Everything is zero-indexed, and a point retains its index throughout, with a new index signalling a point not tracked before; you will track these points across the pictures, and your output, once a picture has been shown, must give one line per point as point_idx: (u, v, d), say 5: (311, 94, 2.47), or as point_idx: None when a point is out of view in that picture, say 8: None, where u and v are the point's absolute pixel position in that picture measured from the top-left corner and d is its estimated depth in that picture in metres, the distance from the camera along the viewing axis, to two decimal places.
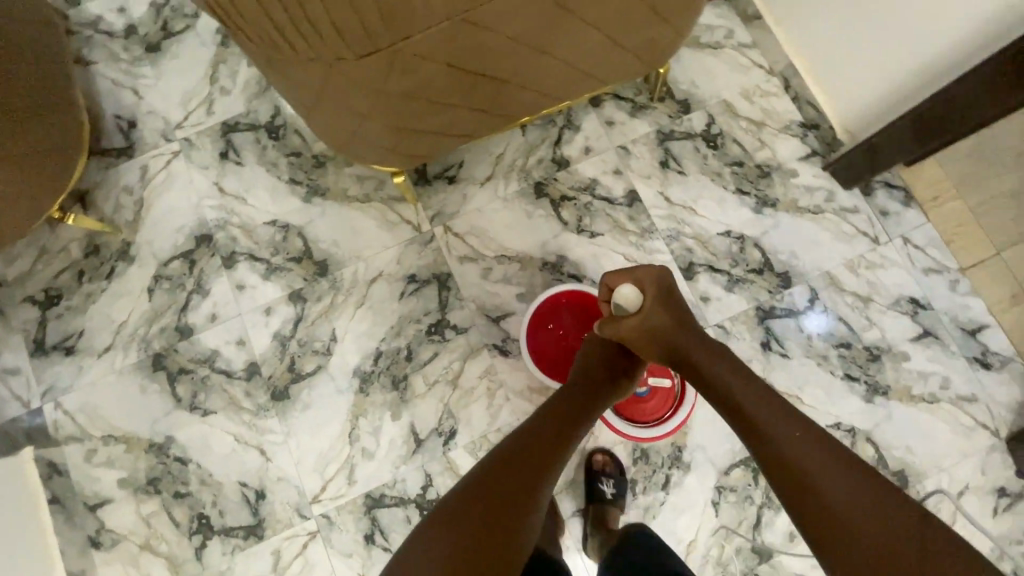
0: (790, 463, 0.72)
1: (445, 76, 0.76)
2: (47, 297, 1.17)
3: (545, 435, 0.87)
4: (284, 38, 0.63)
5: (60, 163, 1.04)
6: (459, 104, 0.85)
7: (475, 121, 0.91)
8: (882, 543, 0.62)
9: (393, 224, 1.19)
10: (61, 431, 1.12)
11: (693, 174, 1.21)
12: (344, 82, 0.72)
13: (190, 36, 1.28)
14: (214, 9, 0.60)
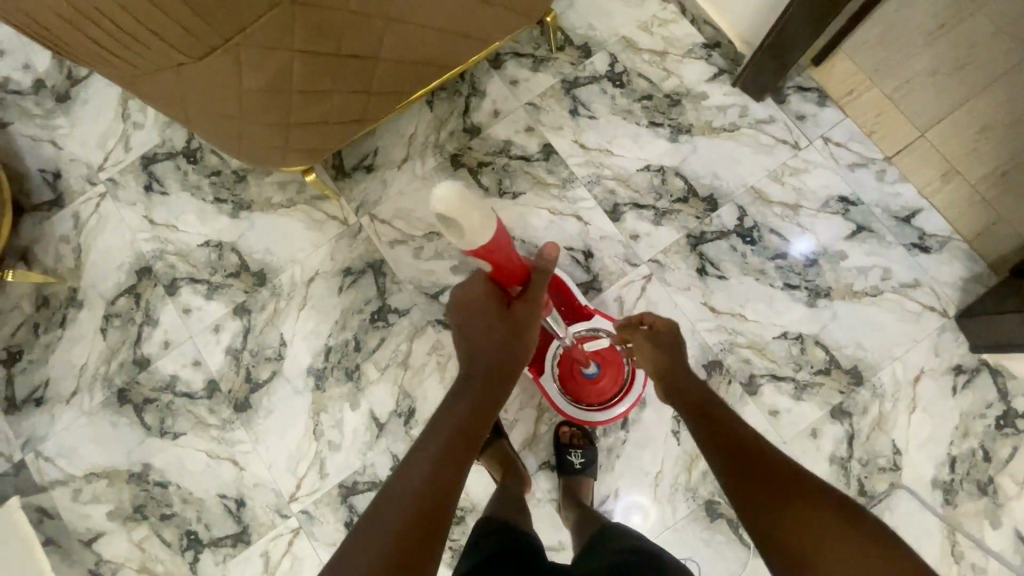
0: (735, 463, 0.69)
1: (303, 65, 0.77)
2: (9, 355, 1.22)
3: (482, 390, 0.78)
4: (119, 53, 0.65)
5: None
6: (335, 91, 0.86)
7: (360, 104, 0.92)
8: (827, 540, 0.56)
9: (320, 223, 1.21)
10: (45, 477, 1.17)
11: (604, 117, 1.21)
12: (198, 88, 0.74)
13: (96, 80, 1.31)
14: (48, 38, 0.64)
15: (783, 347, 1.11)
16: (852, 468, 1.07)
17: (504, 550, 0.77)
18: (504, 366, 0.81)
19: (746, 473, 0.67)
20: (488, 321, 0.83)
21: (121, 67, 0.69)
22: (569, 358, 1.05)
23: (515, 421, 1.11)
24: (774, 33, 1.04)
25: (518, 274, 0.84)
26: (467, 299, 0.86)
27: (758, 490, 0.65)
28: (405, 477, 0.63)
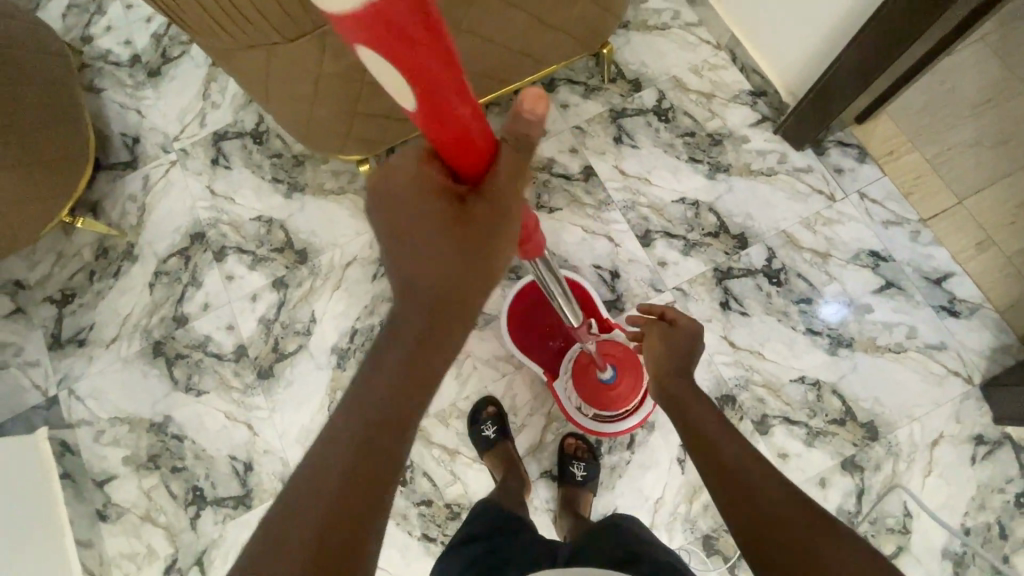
0: (737, 473, 0.67)
1: None
2: (63, 297, 1.31)
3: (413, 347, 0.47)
4: (221, 28, 0.74)
5: (70, 166, 1.23)
6: None
7: None
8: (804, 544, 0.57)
9: (365, 212, 1.28)
10: (74, 415, 1.23)
11: (646, 148, 1.26)
12: (283, 69, 0.82)
13: (186, 61, 1.43)
14: (165, 10, 0.73)
15: (799, 391, 1.11)
16: (859, 524, 1.04)
17: (494, 534, 0.80)
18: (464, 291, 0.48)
19: (731, 493, 0.65)
20: (434, 231, 0.47)
21: (216, 36, 0.77)
22: (584, 362, 1.06)
23: (523, 425, 1.13)
24: (820, 85, 1.08)
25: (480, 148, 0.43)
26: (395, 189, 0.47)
27: (743, 509, 0.63)
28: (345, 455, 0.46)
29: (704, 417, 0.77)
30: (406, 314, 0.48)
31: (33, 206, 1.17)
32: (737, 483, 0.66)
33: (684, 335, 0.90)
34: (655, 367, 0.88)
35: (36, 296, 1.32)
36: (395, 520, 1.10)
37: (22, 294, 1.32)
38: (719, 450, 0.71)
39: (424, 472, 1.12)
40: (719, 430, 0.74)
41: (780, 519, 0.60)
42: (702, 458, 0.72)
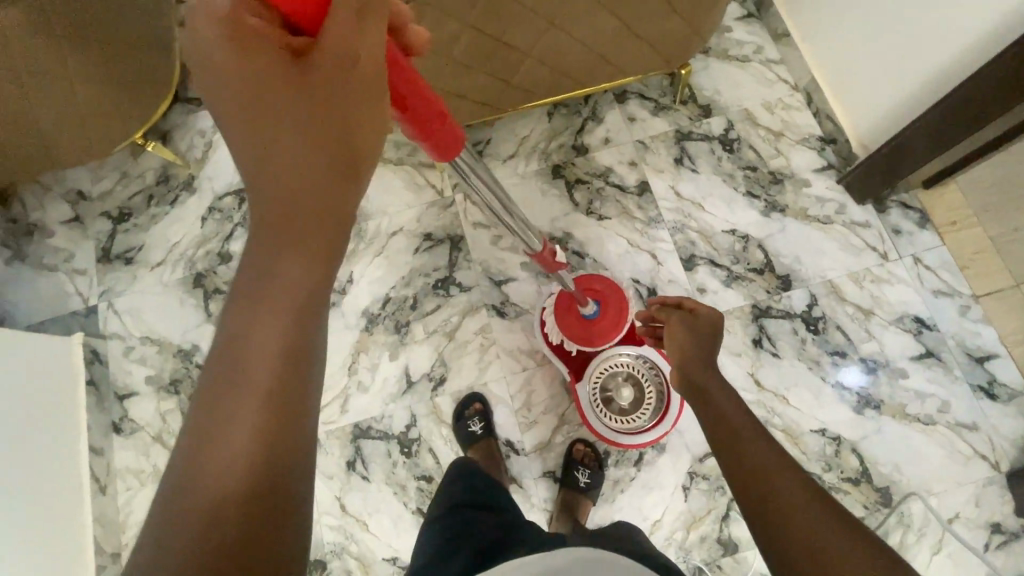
0: (756, 467, 0.67)
1: (470, 37, 0.89)
2: (120, 214, 1.36)
3: (286, 257, 0.43)
4: None
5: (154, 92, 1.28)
6: (481, 70, 0.98)
7: (495, 89, 1.05)
8: (821, 540, 0.56)
9: (419, 186, 1.31)
10: (109, 328, 1.27)
11: (705, 174, 1.26)
12: None
13: None
14: None
15: (818, 443, 1.09)
16: None
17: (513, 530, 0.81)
18: (340, 184, 0.45)
19: (749, 485, 0.65)
20: (289, 125, 0.43)
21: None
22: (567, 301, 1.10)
23: (534, 422, 1.14)
24: (893, 143, 1.07)
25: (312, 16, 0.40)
26: (222, 77, 0.42)
27: (760, 502, 0.63)
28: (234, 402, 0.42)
29: (727, 410, 0.77)
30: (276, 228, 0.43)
31: (113, 123, 1.23)
32: (753, 476, 0.66)
33: (705, 326, 0.89)
34: (678, 357, 0.85)
35: (94, 209, 1.37)
36: (394, 489, 1.12)
37: (83, 205, 1.38)
38: (737, 443, 0.71)
39: (430, 448, 1.13)
40: (740, 425, 0.74)
41: (793, 511, 0.60)
42: (718, 453, 0.72)
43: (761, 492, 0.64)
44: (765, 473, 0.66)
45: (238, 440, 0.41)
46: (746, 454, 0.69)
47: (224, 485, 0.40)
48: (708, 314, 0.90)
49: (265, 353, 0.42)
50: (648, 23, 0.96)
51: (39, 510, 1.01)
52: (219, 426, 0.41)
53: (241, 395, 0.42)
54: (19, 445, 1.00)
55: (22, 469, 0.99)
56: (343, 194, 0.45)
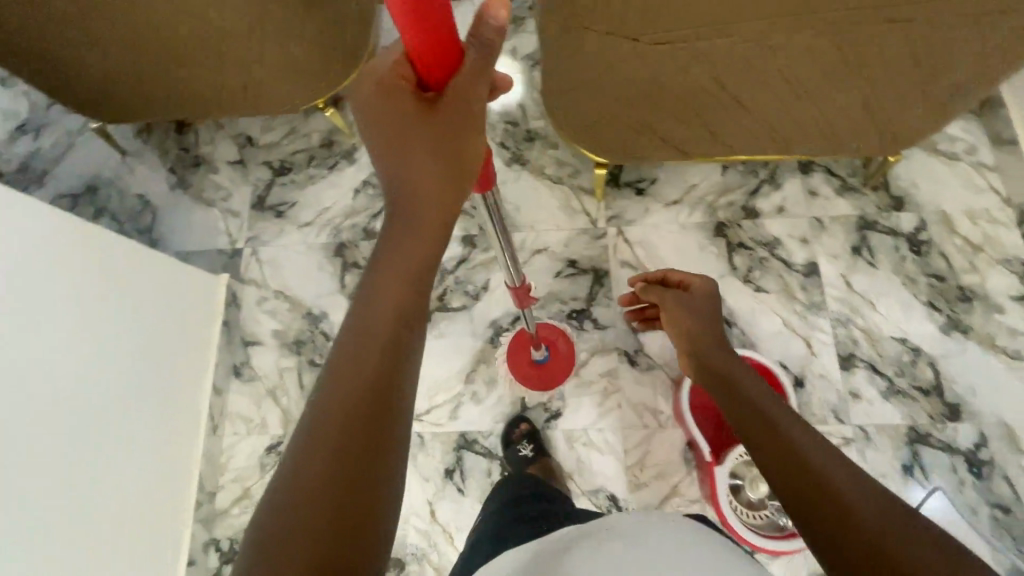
0: (788, 447, 0.66)
1: (705, 84, 0.90)
2: (280, 167, 1.41)
3: (405, 257, 0.51)
4: (592, 21, 0.82)
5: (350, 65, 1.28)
6: (695, 119, 0.98)
7: (698, 140, 1.03)
8: (863, 523, 0.54)
9: (573, 210, 1.27)
10: (249, 274, 1.32)
11: (884, 271, 1.16)
12: (616, 68, 0.90)
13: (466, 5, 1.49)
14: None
15: None
16: None
17: None
18: (448, 205, 0.52)
19: (783, 468, 0.64)
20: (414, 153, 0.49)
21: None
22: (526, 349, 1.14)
23: (644, 484, 1.08)
24: None
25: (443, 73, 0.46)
26: (369, 109, 0.50)
27: (793, 485, 0.62)
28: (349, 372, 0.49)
29: (757, 399, 0.74)
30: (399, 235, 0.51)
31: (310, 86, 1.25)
32: (787, 457, 0.65)
33: (705, 306, 0.91)
34: (691, 340, 0.87)
35: (259, 157, 1.42)
36: None
37: (249, 150, 1.44)
38: (774, 436, 0.68)
39: None
40: (762, 407, 0.73)
41: (833, 493, 0.58)
42: (748, 441, 0.71)
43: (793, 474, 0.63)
44: (794, 454, 0.64)
45: (350, 403, 0.48)
46: (786, 445, 0.66)
47: (337, 440, 0.47)
48: (701, 290, 0.92)
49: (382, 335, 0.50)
50: (889, 96, 0.90)
51: (160, 439, 1.06)
52: (339, 392, 0.49)
53: (359, 368, 0.49)
54: (142, 375, 1.03)
55: (143, 402, 1.03)
56: (448, 210, 0.52)
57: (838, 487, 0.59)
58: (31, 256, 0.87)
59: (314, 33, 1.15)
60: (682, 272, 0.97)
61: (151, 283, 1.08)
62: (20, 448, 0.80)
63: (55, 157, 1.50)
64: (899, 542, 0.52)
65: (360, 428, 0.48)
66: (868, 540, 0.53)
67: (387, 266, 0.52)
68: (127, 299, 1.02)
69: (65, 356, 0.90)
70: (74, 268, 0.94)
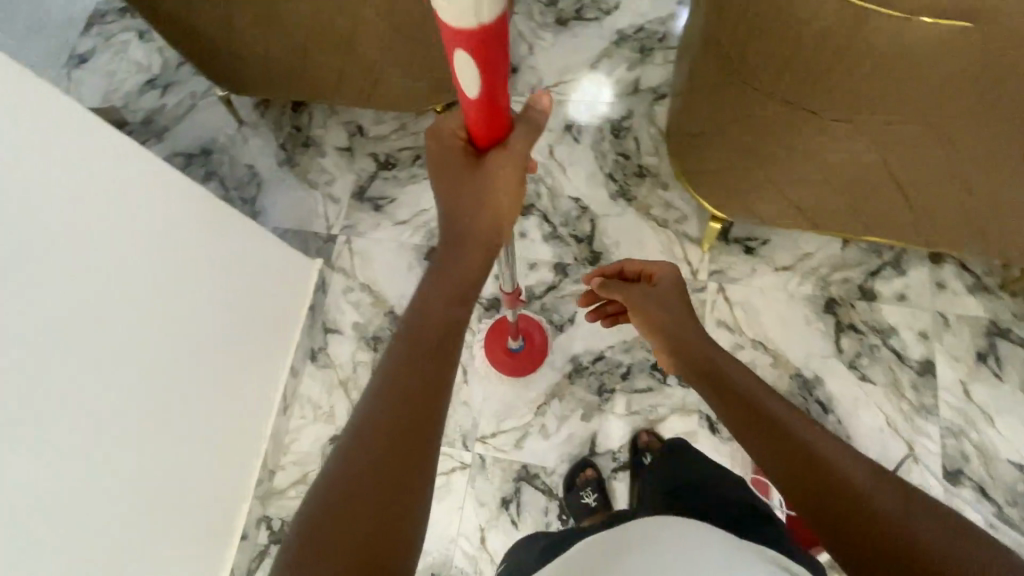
0: (792, 449, 0.66)
1: (867, 164, 0.83)
2: (385, 161, 1.42)
3: (451, 282, 0.69)
4: (769, 81, 0.77)
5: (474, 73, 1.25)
6: (842, 195, 0.91)
7: (837, 216, 0.96)
8: (882, 518, 0.56)
9: (674, 257, 1.23)
10: (339, 262, 1.34)
11: (1009, 386, 1.06)
12: (775, 132, 0.84)
13: (594, 27, 1.47)
14: (730, 47, 0.78)
15: None
16: None
17: None
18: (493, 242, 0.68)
19: (796, 476, 0.64)
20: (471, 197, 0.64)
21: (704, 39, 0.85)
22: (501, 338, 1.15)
23: None
24: None
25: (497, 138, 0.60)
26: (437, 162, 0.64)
27: (808, 489, 0.62)
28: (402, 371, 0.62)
29: (748, 392, 0.74)
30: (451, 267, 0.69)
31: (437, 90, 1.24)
32: (801, 463, 0.64)
33: (671, 289, 0.92)
34: (671, 330, 0.86)
35: (366, 148, 1.44)
36: None
37: (358, 139, 1.46)
38: (760, 420, 0.70)
39: None
40: (752, 401, 0.73)
41: (846, 494, 0.59)
42: (751, 444, 0.70)
43: (805, 479, 0.63)
44: (801, 457, 0.65)
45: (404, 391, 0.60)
46: (771, 429, 0.69)
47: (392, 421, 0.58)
48: (669, 279, 0.92)
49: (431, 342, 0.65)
50: None
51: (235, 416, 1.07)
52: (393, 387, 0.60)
53: (411, 368, 0.62)
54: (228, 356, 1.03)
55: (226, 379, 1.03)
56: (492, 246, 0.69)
57: (848, 486, 0.60)
58: (166, 231, 0.88)
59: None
60: (638, 262, 0.97)
61: (256, 260, 1.09)
62: (124, 422, 0.82)
63: (177, 116, 1.58)
64: (920, 533, 0.53)
65: (410, 409, 0.59)
66: (889, 534, 0.54)
67: (435, 298, 0.68)
68: (231, 277, 1.02)
69: (163, 336, 0.88)
70: (195, 245, 0.94)
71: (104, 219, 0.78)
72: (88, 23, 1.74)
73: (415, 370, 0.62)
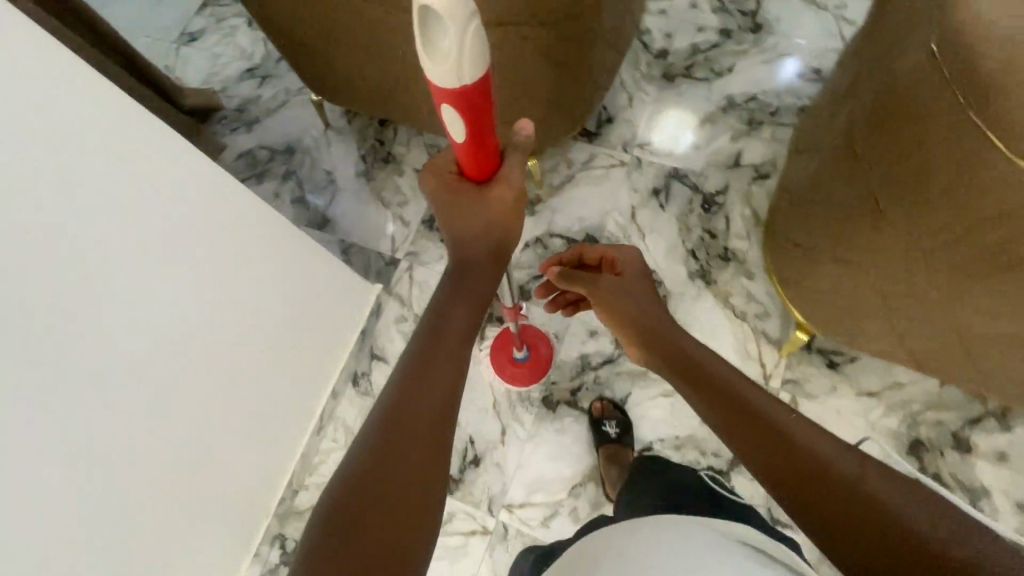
0: (778, 439, 0.60)
1: (988, 312, 0.72)
2: None
3: (463, 294, 0.73)
4: (880, 192, 0.75)
5: (565, 118, 1.18)
6: (955, 336, 0.79)
7: (936, 354, 0.85)
8: (881, 513, 0.51)
9: (748, 356, 1.14)
10: (398, 288, 1.32)
11: None
12: (871, 249, 0.80)
13: (701, 88, 1.39)
14: (865, 133, 0.77)
15: None
16: None
17: None
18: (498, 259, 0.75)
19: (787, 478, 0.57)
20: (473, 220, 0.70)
21: (836, 155, 0.84)
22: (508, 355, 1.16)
23: None
24: None
25: (490, 168, 0.66)
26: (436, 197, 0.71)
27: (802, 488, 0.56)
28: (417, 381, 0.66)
29: (726, 378, 0.69)
30: (463, 280, 0.74)
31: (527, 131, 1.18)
32: (793, 463, 0.58)
33: (636, 272, 0.85)
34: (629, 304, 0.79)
35: None
36: None
37: None
38: (772, 440, 0.60)
39: None
40: (728, 388, 0.67)
41: (839, 492, 0.54)
42: (739, 442, 0.63)
43: (799, 475, 0.57)
44: (790, 452, 0.59)
45: (420, 404, 0.65)
46: (788, 452, 0.59)
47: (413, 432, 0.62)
48: (630, 265, 0.85)
49: (448, 357, 0.69)
50: None
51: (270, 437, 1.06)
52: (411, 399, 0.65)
53: (429, 382, 0.67)
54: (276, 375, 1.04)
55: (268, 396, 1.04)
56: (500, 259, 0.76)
57: (839, 480, 0.54)
58: (233, 249, 0.86)
59: (548, 89, 1.08)
60: (601, 248, 0.89)
61: (313, 281, 1.08)
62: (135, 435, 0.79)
63: (269, 109, 1.61)
64: (920, 526, 0.48)
65: (428, 415, 0.64)
66: (887, 529, 0.50)
67: (453, 312, 0.72)
68: (287, 296, 1.01)
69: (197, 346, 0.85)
70: (247, 262, 0.90)
71: (183, 237, 0.78)
72: (204, 5, 1.80)
73: (432, 383, 0.67)
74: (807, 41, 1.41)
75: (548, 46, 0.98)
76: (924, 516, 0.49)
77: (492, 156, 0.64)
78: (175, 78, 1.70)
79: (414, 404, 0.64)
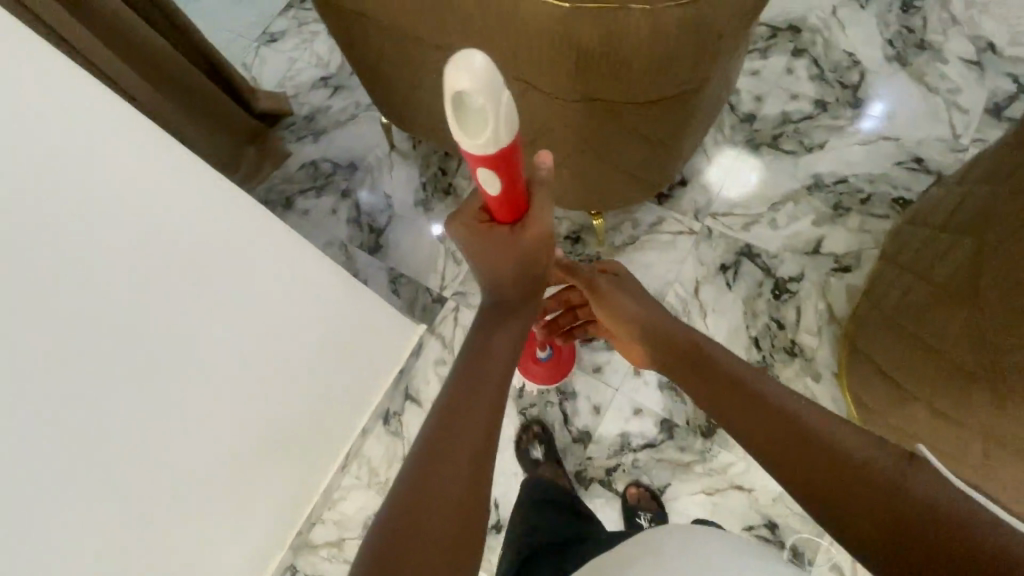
0: (768, 432, 0.62)
1: None
2: None
3: (506, 317, 0.75)
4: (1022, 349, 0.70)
5: (642, 191, 1.11)
6: None
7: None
8: (890, 504, 0.51)
9: None
10: (441, 328, 1.30)
11: None
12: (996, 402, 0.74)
13: (787, 162, 1.30)
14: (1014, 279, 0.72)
15: None
16: None
17: None
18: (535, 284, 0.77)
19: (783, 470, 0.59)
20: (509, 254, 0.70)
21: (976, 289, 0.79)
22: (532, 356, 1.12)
23: None
24: None
25: (521, 207, 0.66)
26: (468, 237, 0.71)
27: (801, 475, 0.57)
28: (467, 395, 0.67)
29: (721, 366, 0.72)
30: (508, 300, 0.76)
31: (599, 199, 1.10)
32: (791, 457, 0.59)
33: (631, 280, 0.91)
34: (632, 310, 0.85)
35: None
36: None
37: None
38: (770, 422, 0.62)
39: None
40: (721, 378, 0.71)
41: (843, 488, 0.54)
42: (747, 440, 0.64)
43: (793, 464, 0.58)
44: (785, 441, 0.60)
45: (472, 420, 0.65)
46: (789, 438, 0.60)
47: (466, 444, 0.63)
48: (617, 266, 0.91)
49: (497, 373, 0.71)
50: None
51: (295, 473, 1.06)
52: (459, 416, 0.65)
53: (478, 399, 0.67)
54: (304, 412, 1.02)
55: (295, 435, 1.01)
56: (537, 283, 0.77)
57: (831, 466, 0.56)
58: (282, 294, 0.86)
59: (634, 163, 1.00)
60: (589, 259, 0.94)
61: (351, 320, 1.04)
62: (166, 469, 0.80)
63: (337, 121, 1.60)
64: (917, 496, 0.50)
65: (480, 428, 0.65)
66: (889, 508, 0.51)
67: (502, 335, 0.74)
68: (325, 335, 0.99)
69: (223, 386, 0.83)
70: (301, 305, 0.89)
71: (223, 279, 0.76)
72: (288, 6, 1.81)
73: (483, 399, 0.67)
74: (910, 126, 1.30)
75: (646, 127, 0.89)
76: (926, 497, 0.50)
77: (523, 197, 0.64)
78: (251, 77, 1.71)
79: (461, 420, 0.64)
